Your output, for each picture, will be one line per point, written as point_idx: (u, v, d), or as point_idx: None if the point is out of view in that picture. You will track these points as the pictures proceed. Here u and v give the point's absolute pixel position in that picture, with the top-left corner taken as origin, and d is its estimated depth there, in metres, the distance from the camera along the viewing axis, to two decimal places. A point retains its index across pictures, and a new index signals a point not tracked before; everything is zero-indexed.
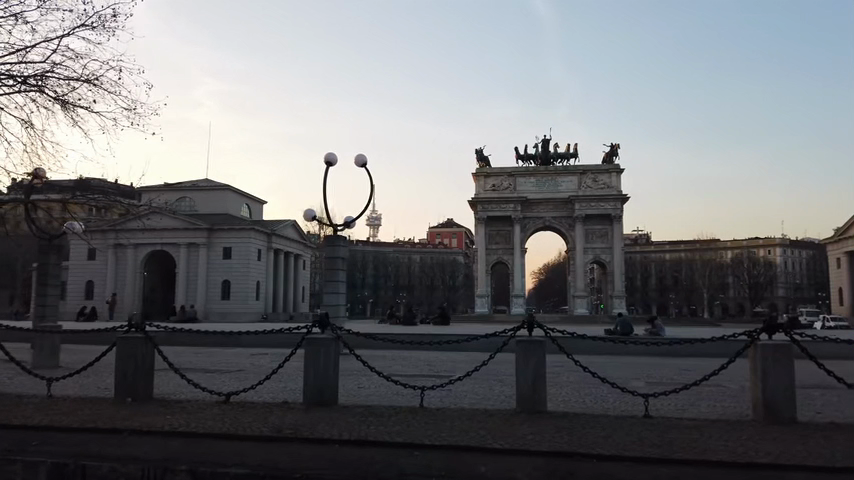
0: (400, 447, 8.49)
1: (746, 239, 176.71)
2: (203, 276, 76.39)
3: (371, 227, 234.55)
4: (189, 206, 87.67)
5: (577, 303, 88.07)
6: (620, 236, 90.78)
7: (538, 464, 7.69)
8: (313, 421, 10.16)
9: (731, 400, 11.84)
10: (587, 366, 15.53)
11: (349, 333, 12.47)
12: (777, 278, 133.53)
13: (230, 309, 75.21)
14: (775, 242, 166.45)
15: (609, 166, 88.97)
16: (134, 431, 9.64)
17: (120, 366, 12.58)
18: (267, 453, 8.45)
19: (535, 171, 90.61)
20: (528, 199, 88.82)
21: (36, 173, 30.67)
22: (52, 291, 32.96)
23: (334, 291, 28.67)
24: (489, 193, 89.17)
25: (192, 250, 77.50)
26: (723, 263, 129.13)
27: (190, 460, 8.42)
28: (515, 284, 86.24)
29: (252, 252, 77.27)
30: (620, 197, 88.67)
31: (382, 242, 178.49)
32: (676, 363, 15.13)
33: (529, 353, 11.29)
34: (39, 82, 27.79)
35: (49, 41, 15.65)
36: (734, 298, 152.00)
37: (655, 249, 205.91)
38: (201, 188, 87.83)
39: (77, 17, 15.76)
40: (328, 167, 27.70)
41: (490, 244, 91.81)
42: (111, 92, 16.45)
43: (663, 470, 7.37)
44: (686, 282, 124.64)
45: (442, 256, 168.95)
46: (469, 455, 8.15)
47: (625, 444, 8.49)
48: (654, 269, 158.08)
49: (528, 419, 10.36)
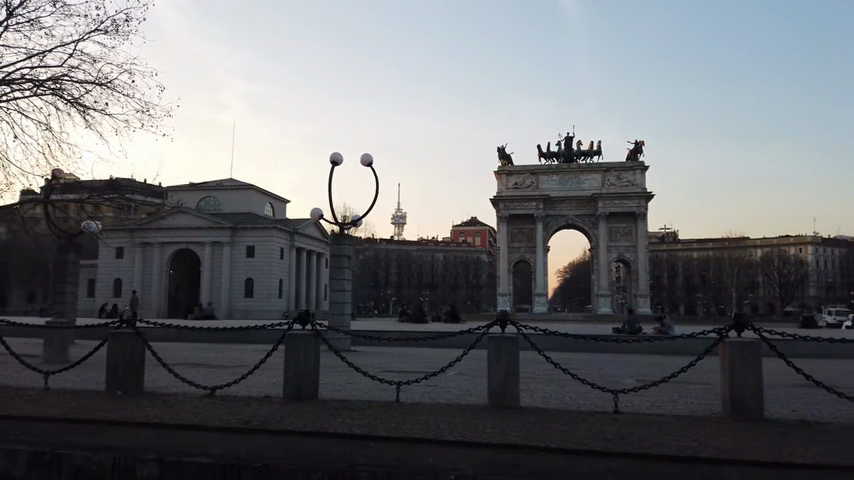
0: (359, 439, 8.79)
1: (777, 238, 173.07)
2: (227, 274, 77.42)
3: (396, 227, 235.31)
4: (214, 205, 88.91)
5: (601, 302, 87.35)
6: (644, 235, 89.67)
7: (486, 457, 7.93)
8: (285, 414, 10.46)
9: (706, 397, 11.85)
10: (575, 364, 15.58)
11: (329, 329, 12.64)
12: (809, 277, 130.52)
13: (254, 306, 76.04)
14: (807, 240, 162.53)
15: (633, 164, 88.08)
16: (112, 422, 10.08)
17: (111, 360, 12.98)
18: (232, 444, 8.82)
19: (557, 169, 89.95)
20: (550, 197, 88.18)
21: (54, 174, 31.77)
22: (70, 288, 33.99)
23: (340, 290, 29.01)
24: (511, 191, 88.74)
25: (216, 249, 78.67)
26: (753, 262, 126.65)
27: (158, 450, 8.78)
28: (537, 282, 85.73)
29: (274, 251, 78.11)
30: (644, 195, 87.68)
31: (406, 241, 178.77)
32: (666, 362, 14.93)
33: (501, 350, 11.39)
34: (55, 85, 28.97)
35: (68, 45, 19.08)
36: (764, 297, 149.00)
37: (684, 247, 202.72)
38: (226, 188, 88.97)
39: (91, 24, 19.21)
40: (334, 165, 28.09)
41: (513, 243, 91.35)
42: (123, 94, 19.74)
43: (604, 465, 7.59)
44: (714, 281, 122.55)
45: (466, 255, 168.72)
46: (422, 446, 8.43)
47: (578, 438, 8.66)
48: (681, 267, 155.75)
49: (494, 414, 10.58)
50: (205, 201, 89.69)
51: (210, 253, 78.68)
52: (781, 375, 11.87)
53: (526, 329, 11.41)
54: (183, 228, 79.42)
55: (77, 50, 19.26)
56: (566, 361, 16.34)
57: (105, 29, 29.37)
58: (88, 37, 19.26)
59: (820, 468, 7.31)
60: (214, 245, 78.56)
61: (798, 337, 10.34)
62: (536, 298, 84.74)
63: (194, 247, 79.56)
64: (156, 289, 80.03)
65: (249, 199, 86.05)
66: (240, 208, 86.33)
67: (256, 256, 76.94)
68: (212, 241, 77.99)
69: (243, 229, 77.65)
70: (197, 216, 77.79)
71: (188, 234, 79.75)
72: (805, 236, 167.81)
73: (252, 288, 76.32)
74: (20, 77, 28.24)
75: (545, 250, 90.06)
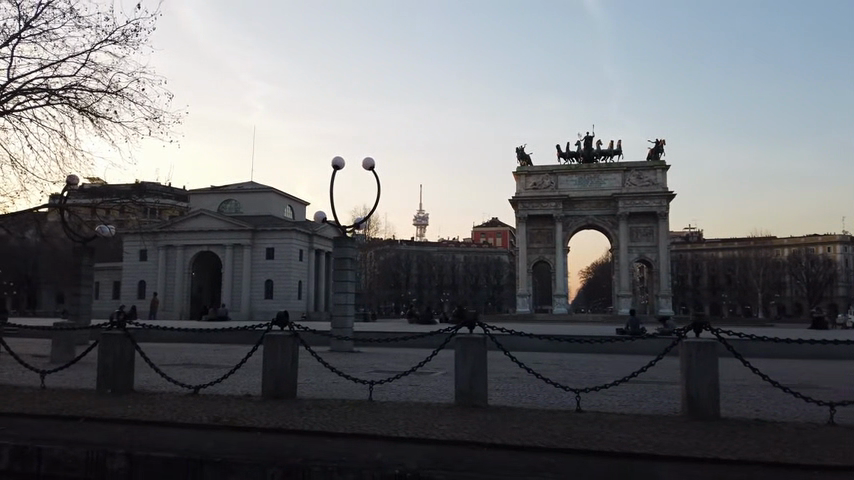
0: (316, 435, 9.21)
1: (805, 236, 170.02)
2: (247, 275, 78.49)
3: (418, 228, 236.11)
4: (235, 208, 90.22)
5: (621, 302, 86.49)
6: (666, 235, 88.57)
7: (432, 453, 8.30)
8: (256, 412, 10.91)
9: (672, 397, 12.03)
10: (549, 364, 15.91)
11: (307, 330, 13.04)
12: (837, 277, 128.01)
13: (274, 307, 76.73)
14: (835, 239, 159.60)
15: (653, 163, 87.08)
16: (91, 419, 10.61)
17: (101, 359, 13.52)
18: (199, 439, 9.29)
19: (577, 169, 89.52)
20: (569, 197, 87.81)
21: (69, 181, 32.78)
22: (85, 291, 35.00)
23: (343, 291, 29.47)
24: (530, 192, 88.62)
25: (237, 250, 79.88)
26: (778, 262, 124.58)
27: (129, 445, 9.24)
28: (557, 283, 85.27)
29: (294, 252, 78.84)
30: (665, 194, 86.75)
31: (427, 243, 179.08)
32: (646, 366, 15.06)
33: (468, 349, 11.73)
34: (68, 95, 30.03)
35: (79, 56, 20.20)
36: (792, 297, 146.41)
37: (709, 247, 200.25)
38: (247, 190, 90.29)
39: (100, 34, 20.30)
40: (336, 170, 28.73)
41: (532, 243, 91.00)
42: (136, 104, 21.00)
43: (542, 459, 7.92)
44: (738, 281, 120.65)
45: (486, 256, 168.52)
46: (375, 442, 8.84)
47: (527, 434, 8.97)
48: (705, 267, 153.80)
49: (457, 412, 10.92)
50: (226, 204, 91.01)
51: (231, 254, 79.90)
52: (748, 378, 12.03)
53: (493, 330, 11.75)
54: (204, 230, 80.74)
55: (87, 60, 21.15)
56: (545, 361, 16.65)
57: (114, 40, 30.25)
58: (99, 46, 20.38)
59: (748, 463, 7.56)
60: (235, 247, 79.79)
61: (753, 337, 10.56)
62: (556, 299, 84.16)
63: (215, 249, 80.76)
64: (177, 290, 81.40)
65: (269, 201, 87.09)
66: (260, 210, 87.36)
67: (276, 257, 77.82)
68: (232, 243, 79.20)
69: (263, 231, 78.62)
70: (217, 219, 78.98)
71: (209, 236, 81.05)
72: (832, 235, 164.44)
73: (271, 289, 77.13)
74: (35, 87, 29.29)
75: (564, 251, 89.55)
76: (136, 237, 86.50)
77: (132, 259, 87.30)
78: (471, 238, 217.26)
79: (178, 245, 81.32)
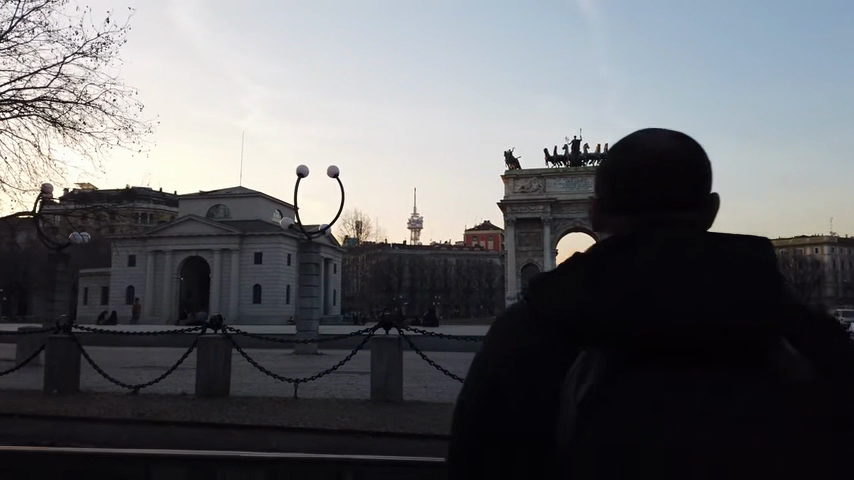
0: (227, 428, 10.17)
1: (793, 239, 172.31)
2: (235, 279, 78.85)
3: (412, 232, 236.90)
4: (224, 214, 90.73)
5: None
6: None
7: (322, 440, 9.26)
8: (181, 408, 11.82)
9: None
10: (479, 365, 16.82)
11: (239, 333, 13.88)
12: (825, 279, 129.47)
13: (262, 312, 76.87)
14: (822, 240, 161.71)
15: None
16: (29, 415, 11.49)
17: (48, 362, 14.37)
18: (118, 432, 10.18)
19: (565, 172, 90.48)
20: (557, 200, 88.58)
21: (44, 189, 33.52)
22: (59, 295, 35.68)
23: (307, 295, 30.24)
24: (518, 195, 89.43)
25: (226, 255, 80.28)
26: None
27: (55, 437, 10.12)
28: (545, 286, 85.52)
29: (282, 257, 79.20)
30: None
31: (419, 247, 179.92)
32: None
33: (382, 349, 12.61)
34: (38, 106, 30.75)
35: (48, 69, 21.21)
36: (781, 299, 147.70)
37: (699, 249, 202.15)
38: (236, 195, 90.76)
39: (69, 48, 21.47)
40: (301, 178, 29.68)
41: (521, 247, 91.53)
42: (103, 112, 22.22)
43: (416, 445, 8.92)
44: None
45: (478, 260, 169.40)
46: (276, 433, 9.78)
47: (415, 424, 9.92)
48: None
49: (367, 407, 11.86)
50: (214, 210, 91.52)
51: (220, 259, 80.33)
52: None
53: (405, 331, 12.64)
54: (192, 235, 81.40)
55: (59, 72, 21.43)
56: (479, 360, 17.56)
57: (83, 52, 31.14)
58: (68, 60, 21.50)
59: None
60: (223, 252, 80.26)
61: None
62: None
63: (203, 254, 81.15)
64: (165, 295, 81.65)
65: (257, 206, 87.53)
66: (248, 216, 87.98)
67: (264, 262, 78.26)
68: (221, 248, 79.66)
69: (252, 235, 79.12)
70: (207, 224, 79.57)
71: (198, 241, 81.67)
72: (820, 236, 166.18)
73: (260, 294, 77.17)
74: (6, 99, 30.06)
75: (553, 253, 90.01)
76: (127, 242, 87.47)
77: (122, 264, 88.14)
78: (464, 242, 218.29)
79: (166, 250, 81.86)
